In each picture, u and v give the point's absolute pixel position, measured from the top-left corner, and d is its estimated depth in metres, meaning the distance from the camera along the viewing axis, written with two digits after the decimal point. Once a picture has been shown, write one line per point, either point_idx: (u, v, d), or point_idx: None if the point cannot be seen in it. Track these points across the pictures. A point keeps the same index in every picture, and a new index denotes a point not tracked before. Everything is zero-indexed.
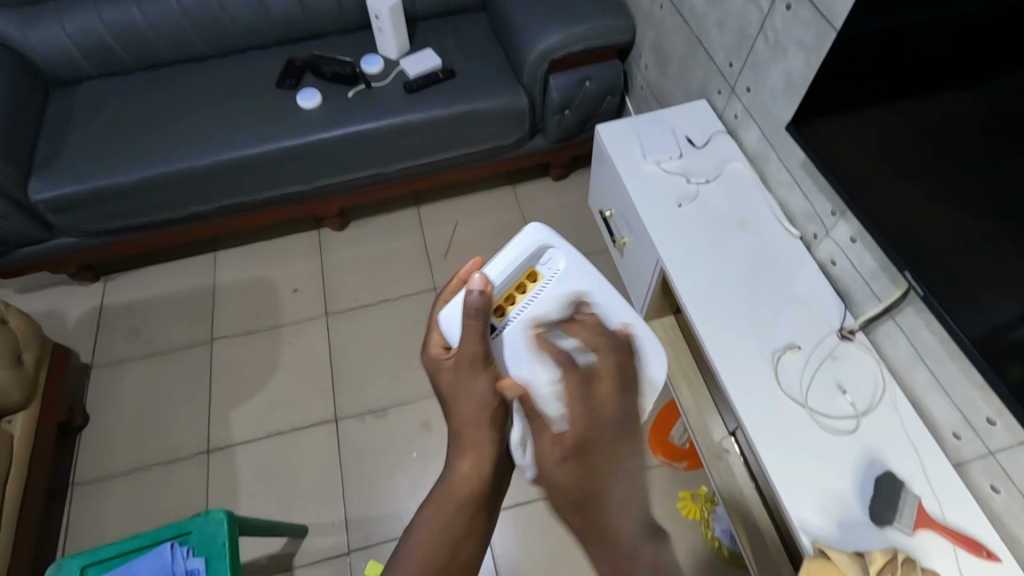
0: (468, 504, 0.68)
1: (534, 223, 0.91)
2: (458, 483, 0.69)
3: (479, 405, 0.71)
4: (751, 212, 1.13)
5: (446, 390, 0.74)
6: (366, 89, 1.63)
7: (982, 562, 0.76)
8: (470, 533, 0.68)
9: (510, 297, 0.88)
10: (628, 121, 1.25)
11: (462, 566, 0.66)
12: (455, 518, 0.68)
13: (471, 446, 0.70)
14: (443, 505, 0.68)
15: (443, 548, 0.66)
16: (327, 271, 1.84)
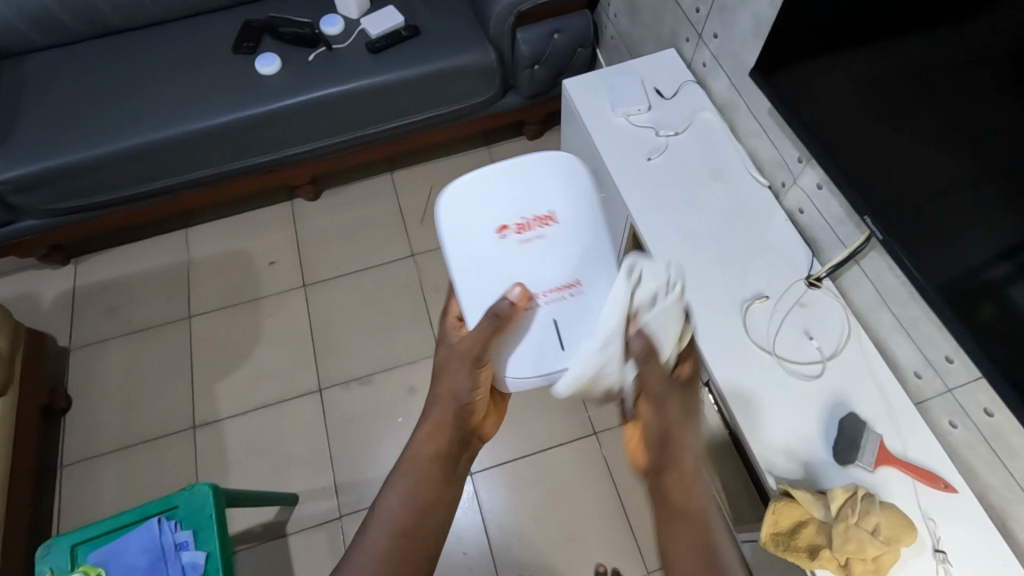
0: (433, 465, 0.81)
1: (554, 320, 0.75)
2: (422, 446, 0.81)
3: (452, 394, 0.80)
4: (722, 163, 1.09)
5: (440, 364, 0.83)
6: (327, 52, 1.56)
7: (941, 494, 0.79)
8: (437, 501, 0.80)
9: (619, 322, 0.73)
10: (595, 73, 1.20)
11: (429, 530, 0.78)
12: (418, 518, 0.78)
13: (430, 418, 0.82)
14: (407, 474, 0.80)
15: (410, 516, 0.78)
16: (302, 243, 1.82)
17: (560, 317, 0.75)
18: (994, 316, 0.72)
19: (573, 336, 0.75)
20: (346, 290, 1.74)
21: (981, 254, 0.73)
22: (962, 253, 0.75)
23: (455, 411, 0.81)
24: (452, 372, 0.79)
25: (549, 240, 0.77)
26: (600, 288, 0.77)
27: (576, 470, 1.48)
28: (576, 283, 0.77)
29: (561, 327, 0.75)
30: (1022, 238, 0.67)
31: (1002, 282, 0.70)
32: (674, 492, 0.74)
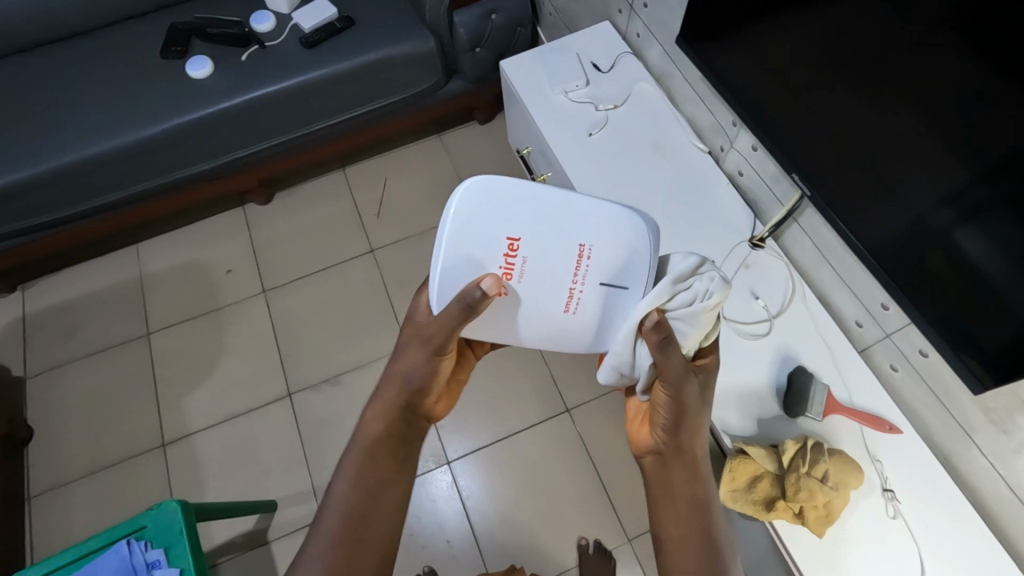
0: (387, 446, 0.77)
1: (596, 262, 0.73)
2: (372, 423, 0.78)
3: (404, 380, 0.79)
4: (662, 131, 1.09)
5: (404, 330, 0.81)
6: (260, 50, 1.52)
7: (887, 436, 0.82)
8: (393, 481, 0.75)
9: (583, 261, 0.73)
10: (531, 51, 1.19)
11: (382, 512, 0.73)
12: (375, 502, 0.73)
13: (379, 399, 0.80)
14: (356, 458, 0.75)
15: (363, 502, 0.72)
16: (258, 248, 1.79)
17: (607, 275, 0.73)
18: (931, 259, 0.72)
19: (626, 275, 0.74)
20: (307, 292, 1.72)
21: (908, 200, 0.73)
22: (891, 202, 0.75)
23: (405, 393, 0.79)
24: (403, 354, 0.79)
25: (534, 257, 0.72)
26: (600, 229, 0.73)
27: (552, 448, 1.50)
28: (582, 244, 0.72)
29: (608, 282, 0.74)
30: (961, 180, 0.65)
31: (934, 226, 0.70)
32: (668, 475, 0.75)
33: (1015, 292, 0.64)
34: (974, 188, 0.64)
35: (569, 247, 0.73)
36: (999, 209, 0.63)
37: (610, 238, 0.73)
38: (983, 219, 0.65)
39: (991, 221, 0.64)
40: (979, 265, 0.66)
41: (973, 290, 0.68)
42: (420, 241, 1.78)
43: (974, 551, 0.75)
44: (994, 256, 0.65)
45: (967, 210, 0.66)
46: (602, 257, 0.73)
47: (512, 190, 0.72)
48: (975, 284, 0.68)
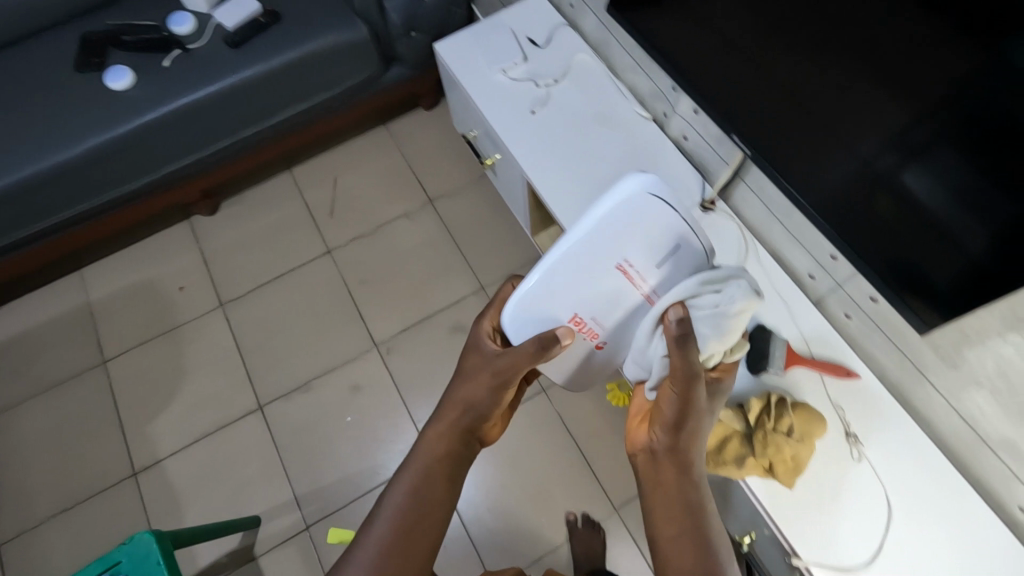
0: (446, 464, 0.76)
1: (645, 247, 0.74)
2: (438, 442, 0.76)
3: (472, 400, 0.76)
4: (605, 102, 1.08)
5: (465, 367, 0.79)
6: (183, 54, 1.43)
7: (846, 383, 0.84)
8: (445, 495, 0.74)
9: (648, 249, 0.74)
10: (464, 32, 1.16)
11: (432, 528, 0.72)
12: (428, 522, 0.72)
13: (445, 415, 0.77)
14: (416, 467, 0.74)
15: (414, 508, 0.72)
16: (210, 261, 1.73)
17: (654, 262, 0.74)
18: (879, 203, 0.73)
19: (669, 242, 0.74)
20: (266, 301, 1.67)
21: (854, 147, 0.72)
22: (838, 151, 0.75)
23: (470, 419, 0.76)
24: (473, 380, 0.77)
25: (592, 296, 0.77)
26: (627, 225, 0.74)
27: (533, 429, 1.50)
28: (622, 258, 0.75)
29: (655, 270, 0.75)
30: (902, 121, 0.66)
31: (882, 170, 0.70)
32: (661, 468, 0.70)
33: (965, 228, 0.64)
34: (921, 127, 0.64)
35: (608, 272, 0.75)
36: (946, 146, 0.63)
37: (638, 240, 0.74)
38: (931, 158, 0.64)
39: (939, 158, 0.64)
40: (929, 204, 0.66)
41: (922, 229, 0.68)
42: (378, 236, 1.74)
43: (934, 483, 0.78)
44: (943, 193, 0.65)
45: (915, 150, 0.66)
46: (640, 257, 0.75)
47: (541, 267, 0.76)
48: (925, 224, 0.68)
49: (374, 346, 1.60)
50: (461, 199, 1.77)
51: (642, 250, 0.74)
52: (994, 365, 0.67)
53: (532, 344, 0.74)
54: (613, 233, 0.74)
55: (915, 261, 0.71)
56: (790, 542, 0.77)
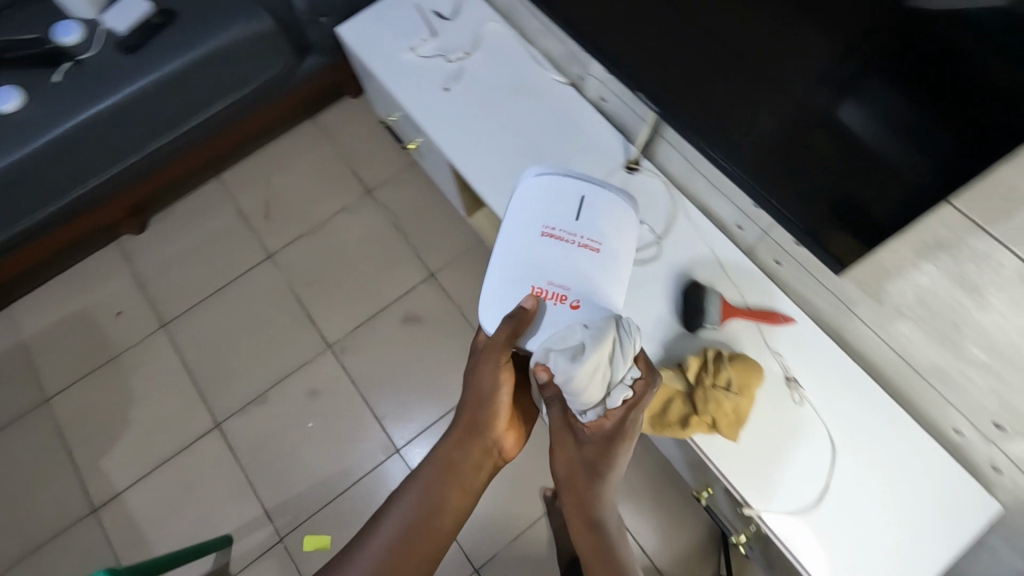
0: (456, 464, 0.84)
1: (554, 203, 0.79)
2: (450, 446, 0.85)
3: (478, 399, 0.82)
4: (519, 70, 1.03)
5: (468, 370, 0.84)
6: (74, 66, 1.33)
7: (782, 328, 0.84)
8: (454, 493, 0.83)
9: (554, 205, 0.79)
10: (366, 12, 1.10)
11: (440, 526, 0.82)
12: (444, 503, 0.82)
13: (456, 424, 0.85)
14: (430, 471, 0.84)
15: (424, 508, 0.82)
16: (145, 281, 1.65)
17: (571, 216, 0.78)
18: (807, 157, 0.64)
19: (569, 192, 0.79)
20: (210, 316, 1.61)
21: (777, 95, 0.63)
22: (759, 102, 0.65)
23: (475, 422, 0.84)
24: (476, 377, 0.81)
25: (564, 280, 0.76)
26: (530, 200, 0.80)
27: None
28: (544, 228, 0.77)
29: (577, 223, 0.78)
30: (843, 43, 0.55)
31: (814, 117, 0.61)
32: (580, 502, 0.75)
33: (911, 167, 0.56)
34: (860, 58, 0.55)
35: (541, 241, 0.77)
36: (892, 74, 0.54)
37: (553, 204, 0.78)
38: (873, 93, 0.55)
39: (880, 94, 0.55)
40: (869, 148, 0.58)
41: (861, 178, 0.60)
42: (318, 234, 1.68)
43: (874, 414, 0.79)
44: (883, 133, 0.57)
45: (849, 87, 0.57)
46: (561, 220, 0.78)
47: (498, 284, 0.77)
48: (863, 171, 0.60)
49: (327, 348, 1.56)
50: (400, 186, 1.72)
51: (555, 206, 0.79)
52: (915, 294, 0.66)
53: (505, 323, 0.73)
54: (526, 214, 0.79)
55: (874, 211, 0.61)
56: (739, 491, 0.78)
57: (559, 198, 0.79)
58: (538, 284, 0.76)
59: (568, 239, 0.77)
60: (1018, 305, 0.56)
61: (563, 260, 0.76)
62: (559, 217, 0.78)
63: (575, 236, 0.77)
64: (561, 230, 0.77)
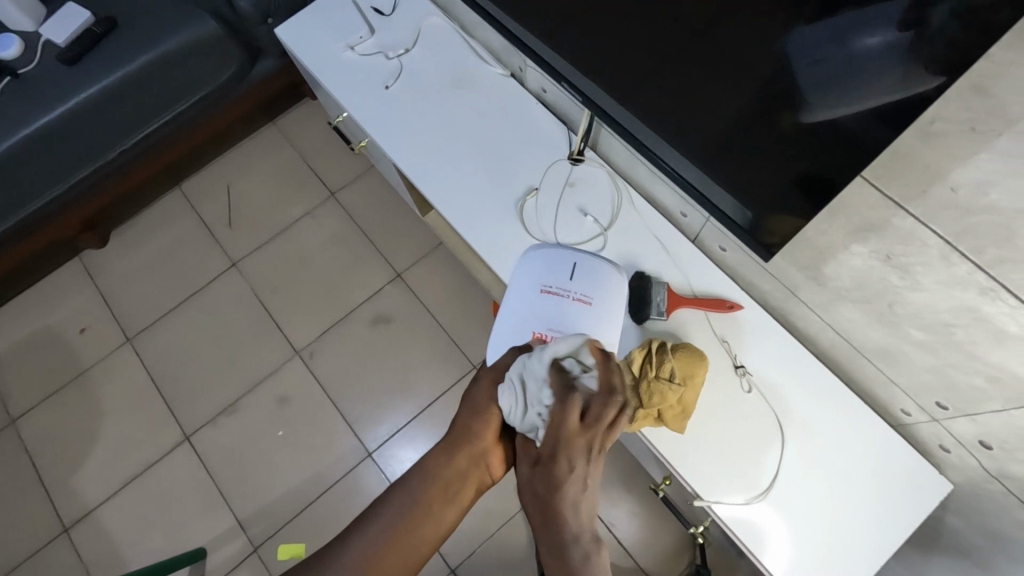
0: (433, 490, 0.69)
1: (553, 265, 0.77)
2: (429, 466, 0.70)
3: (470, 415, 0.71)
4: (461, 65, 1.01)
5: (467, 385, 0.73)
6: (15, 80, 1.29)
7: (729, 315, 0.83)
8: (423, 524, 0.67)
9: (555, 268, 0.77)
10: (304, 12, 1.07)
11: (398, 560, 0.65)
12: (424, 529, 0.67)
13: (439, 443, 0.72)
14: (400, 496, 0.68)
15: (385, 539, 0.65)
16: (110, 296, 1.63)
17: (570, 274, 0.76)
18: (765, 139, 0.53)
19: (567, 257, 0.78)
20: (177, 327, 1.59)
21: (725, 65, 0.51)
22: (720, 81, 0.53)
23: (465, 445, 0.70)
24: (473, 393, 0.71)
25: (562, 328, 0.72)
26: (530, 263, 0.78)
27: None
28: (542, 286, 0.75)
29: (574, 282, 0.76)
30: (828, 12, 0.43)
31: (769, 85, 0.50)
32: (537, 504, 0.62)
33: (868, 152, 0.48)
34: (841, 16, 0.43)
35: (541, 297, 0.75)
36: (859, 21, 0.43)
37: (550, 266, 0.77)
38: (834, 46, 0.45)
39: (846, 44, 0.44)
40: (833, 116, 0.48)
41: (831, 153, 0.49)
42: (283, 240, 1.66)
43: (824, 399, 0.79)
44: (849, 96, 0.46)
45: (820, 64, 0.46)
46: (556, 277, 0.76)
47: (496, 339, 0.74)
48: (833, 148, 0.49)
49: (296, 354, 1.54)
50: (363, 187, 1.70)
51: (554, 267, 0.77)
52: (851, 276, 0.64)
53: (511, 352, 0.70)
54: (526, 276, 0.77)
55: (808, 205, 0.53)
56: (691, 484, 0.77)
57: (560, 260, 0.77)
58: (539, 331, 0.72)
59: (568, 295, 0.74)
60: (947, 284, 0.54)
61: (562, 314, 0.73)
62: (558, 276, 0.76)
63: (574, 292, 0.75)
64: (560, 286, 0.75)
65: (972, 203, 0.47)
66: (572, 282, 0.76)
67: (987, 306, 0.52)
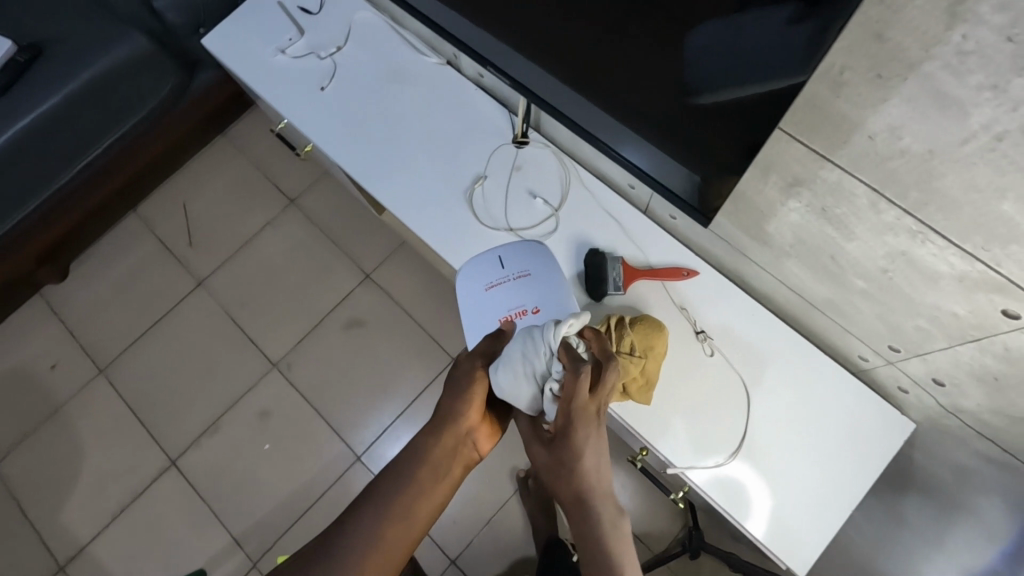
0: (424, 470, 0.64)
1: (482, 263, 0.76)
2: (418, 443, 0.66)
3: (453, 391, 0.68)
4: (396, 58, 0.99)
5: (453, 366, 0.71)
6: None
7: (686, 282, 0.84)
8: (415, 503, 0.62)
9: (492, 263, 0.76)
10: (229, 18, 1.04)
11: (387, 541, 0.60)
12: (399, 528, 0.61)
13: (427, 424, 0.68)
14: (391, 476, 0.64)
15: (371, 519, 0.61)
16: (76, 329, 1.60)
17: (509, 260, 0.76)
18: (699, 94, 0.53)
19: (495, 250, 0.77)
20: (149, 352, 1.57)
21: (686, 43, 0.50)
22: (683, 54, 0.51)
23: (450, 420, 0.67)
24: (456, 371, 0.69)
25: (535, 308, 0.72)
26: (466, 280, 0.75)
27: None
28: (490, 286, 0.74)
29: (515, 267, 0.76)
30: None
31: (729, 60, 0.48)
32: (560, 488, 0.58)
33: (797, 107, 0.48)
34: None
35: (490, 293, 0.74)
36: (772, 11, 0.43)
37: (476, 267, 0.76)
38: (760, 36, 0.45)
39: (768, 19, 0.43)
40: (749, 63, 0.47)
41: (758, 107, 0.49)
42: (246, 253, 1.63)
43: (785, 354, 0.80)
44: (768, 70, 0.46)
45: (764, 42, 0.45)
46: (496, 272, 0.75)
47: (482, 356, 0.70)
48: (771, 103, 0.48)
49: (273, 366, 1.53)
50: (322, 191, 1.67)
51: (493, 264, 0.75)
52: (792, 232, 0.65)
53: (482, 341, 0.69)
54: (470, 291, 0.75)
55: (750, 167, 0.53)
56: (663, 453, 0.77)
57: (491, 255, 0.76)
58: (504, 317, 0.72)
59: (514, 278, 0.74)
60: (879, 230, 0.54)
61: (521, 298, 0.73)
62: (496, 267, 0.75)
63: (520, 275, 0.74)
64: (507, 275, 0.74)
65: (890, 149, 0.47)
66: (509, 265, 0.75)
67: (919, 249, 0.52)
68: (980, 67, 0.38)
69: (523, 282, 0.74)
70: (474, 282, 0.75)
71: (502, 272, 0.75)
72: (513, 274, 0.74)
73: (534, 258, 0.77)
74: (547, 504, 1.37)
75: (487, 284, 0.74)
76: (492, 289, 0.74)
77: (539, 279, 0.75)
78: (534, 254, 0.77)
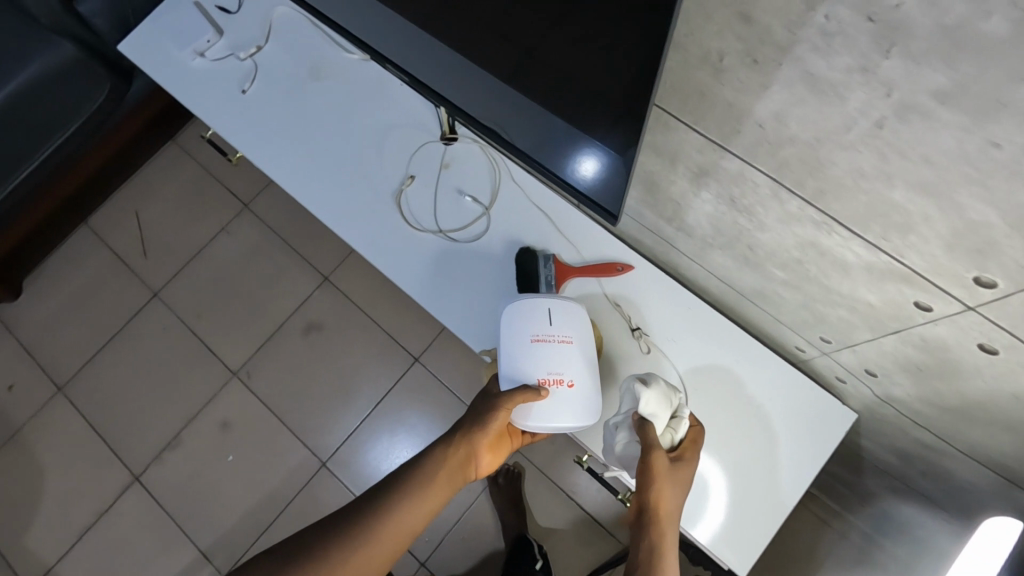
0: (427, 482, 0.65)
1: (529, 310, 0.70)
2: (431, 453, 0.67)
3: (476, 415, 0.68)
4: (319, 56, 0.95)
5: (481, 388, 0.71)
6: None
7: (622, 277, 0.81)
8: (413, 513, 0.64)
9: (539, 315, 0.70)
10: (146, 21, 1.00)
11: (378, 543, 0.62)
12: (386, 525, 0.62)
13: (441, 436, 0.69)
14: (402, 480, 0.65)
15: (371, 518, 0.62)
16: (32, 348, 1.57)
17: (556, 313, 0.70)
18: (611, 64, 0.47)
19: (540, 300, 0.71)
20: (107, 368, 1.54)
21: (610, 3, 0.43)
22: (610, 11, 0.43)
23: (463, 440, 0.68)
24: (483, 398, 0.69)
25: (566, 376, 0.68)
26: (510, 321, 0.69)
27: (417, 403, 1.45)
28: (533, 337, 0.69)
29: (561, 324, 0.70)
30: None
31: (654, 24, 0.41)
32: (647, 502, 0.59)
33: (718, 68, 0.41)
34: None
35: (533, 347, 0.68)
36: None
37: (525, 313, 0.70)
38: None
39: None
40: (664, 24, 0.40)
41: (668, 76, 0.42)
42: (200, 261, 1.60)
43: (721, 346, 0.77)
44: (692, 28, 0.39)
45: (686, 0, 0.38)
46: (539, 323, 0.70)
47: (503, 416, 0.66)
48: None
49: (233, 376, 1.50)
50: (275, 195, 1.63)
51: (539, 314, 0.70)
52: (711, 224, 0.62)
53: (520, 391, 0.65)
54: (509, 336, 0.69)
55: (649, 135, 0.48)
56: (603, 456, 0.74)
57: (536, 304, 0.71)
58: (540, 377, 0.67)
59: (563, 338, 0.69)
60: (787, 221, 0.51)
61: (561, 359, 0.68)
62: (542, 321, 0.70)
63: (564, 336, 0.70)
64: (550, 333, 0.69)
65: (780, 137, 0.44)
66: (557, 321, 0.70)
67: (827, 239, 0.49)
68: (846, 49, 0.35)
69: (569, 346, 0.69)
70: (517, 329, 0.69)
71: (550, 328, 0.70)
72: (563, 335, 0.69)
73: (577, 321, 0.72)
74: (516, 501, 1.35)
75: (529, 336, 0.69)
76: (532, 342, 0.68)
77: (581, 345, 0.70)
78: (574, 313, 0.72)
